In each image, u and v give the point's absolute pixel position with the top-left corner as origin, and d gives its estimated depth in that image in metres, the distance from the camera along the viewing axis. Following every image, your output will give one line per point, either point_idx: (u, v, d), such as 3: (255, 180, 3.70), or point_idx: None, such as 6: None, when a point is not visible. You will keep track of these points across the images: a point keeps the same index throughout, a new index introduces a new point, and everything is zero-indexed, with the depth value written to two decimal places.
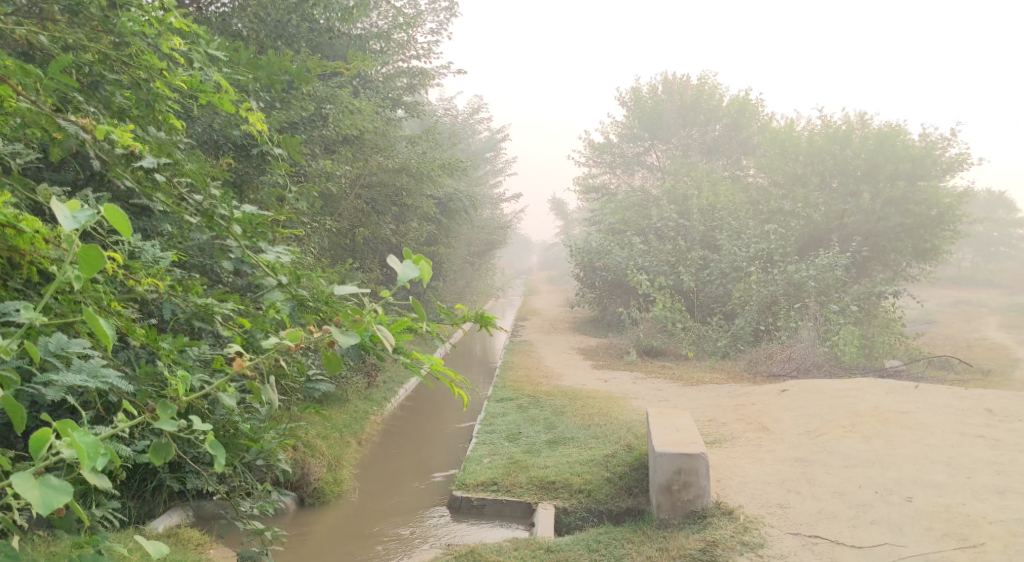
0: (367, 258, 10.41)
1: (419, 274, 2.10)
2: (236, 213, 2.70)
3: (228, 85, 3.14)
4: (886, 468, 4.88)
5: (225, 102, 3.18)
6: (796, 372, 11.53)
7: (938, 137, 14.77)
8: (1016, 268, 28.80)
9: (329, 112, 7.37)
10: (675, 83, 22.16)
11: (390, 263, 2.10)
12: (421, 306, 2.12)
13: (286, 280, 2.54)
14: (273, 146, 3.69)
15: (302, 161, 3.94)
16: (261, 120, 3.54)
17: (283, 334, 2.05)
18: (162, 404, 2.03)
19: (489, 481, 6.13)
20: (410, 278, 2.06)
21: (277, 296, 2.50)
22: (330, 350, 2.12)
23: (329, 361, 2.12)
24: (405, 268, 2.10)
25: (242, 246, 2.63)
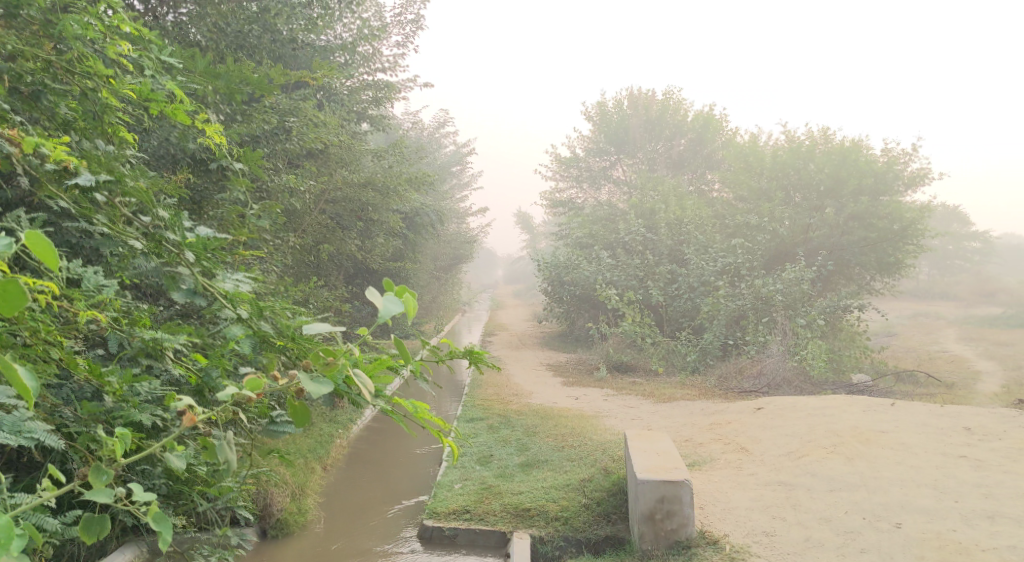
0: (331, 274, 10.11)
1: (403, 309, 2.00)
2: (188, 236, 2.46)
3: (182, 95, 2.90)
4: (872, 492, 4.77)
5: (178, 112, 2.94)
6: (767, 388, 11.48)
7: (900, 152, 14.90)
8: (971, 279, 29.39)
9: (292, 126, 7.10)
10: (640, 98, 22.24)
11: (372, 296, 2.00)
12: (402, 343, 2.00)
13: (246, 313, 2.32)
14: (233, 161, 3.44)
15: (263, 175, 3.72)
16: (220, 133, 3.31)
17: (242, 384, 1.86)
18: (97, 470, 1.90)
19: (461, 509, 5.87)
20: (392, 313, 1.96)
21: (235, 330, 2.28)
22: (296, 400, 1.96)
23: (296, 411, 1.96)
24: (387, 302, 2.00)
25: (196, 273, 2.41)
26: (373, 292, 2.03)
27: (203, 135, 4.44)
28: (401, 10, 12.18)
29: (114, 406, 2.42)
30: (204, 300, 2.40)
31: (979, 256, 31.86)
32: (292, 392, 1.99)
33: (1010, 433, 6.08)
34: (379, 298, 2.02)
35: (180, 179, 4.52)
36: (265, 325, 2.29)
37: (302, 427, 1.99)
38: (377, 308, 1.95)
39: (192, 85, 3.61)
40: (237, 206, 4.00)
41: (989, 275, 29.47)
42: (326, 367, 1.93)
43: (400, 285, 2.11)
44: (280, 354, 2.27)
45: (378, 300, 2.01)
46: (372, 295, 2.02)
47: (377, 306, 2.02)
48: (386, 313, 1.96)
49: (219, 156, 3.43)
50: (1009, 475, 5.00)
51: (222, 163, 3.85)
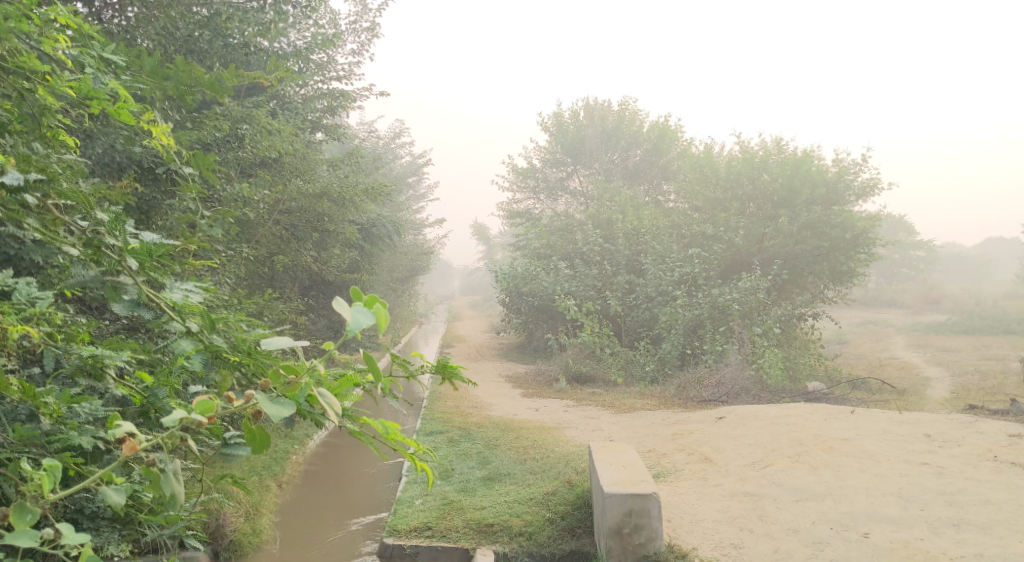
0: (285, 286, 9.87)
1: (374, 321, 1.88)
2: (131, 242, 2.29)
3: (127, 95, 2.74)
4: (838, 503, 4.89)
5: (122, 111, 2.76)
6: (725, 398, 11.57)
7: (850, 162, 15.21)
8: (916, 286, 30.29)
9: (245, 132, 6.89)
10: (596, 109, 22.39)
11: (339, 307, 1.87)
12: (373, 358, 1.87)
13: (198, 325, 2.16)
14: (183, 165, 3.25)
15: (217, 180, 3.48)
16: (168, 135, 3.15)
17: (192, 407, 1.74)
18: (20, 509, 1.75)
19: (423, 526, 5.70)
20: (361, 326, 1.84)
21: (184, 345, 2.12)
22: (254, 424, 1.84)
23: (254, 436, 1.84)
24: (356, 314, 1.87)
25: (140, 283, 2.25)
26: (339, 302, 1.90)
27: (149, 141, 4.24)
28: (356, 17, 12.02)
29: (52, 429, 2.23)
30: (149, 311, 2.24)
31: (923, 265, 33.00)
32: (248, 416, 1.87)
33: (967, 439, 6.31)
34: (347, 309, 1.89)
35: (127, 186, 4.33)
36: (215, 341, 2.13)
37: (260, 453, 1.87)
38: (345, 320, 1.83)
39: (138, 86, 3.46)
40: (188, 214, 3.81)
41: (933, 282, 30.37)
42: (288, 388, 1.80)
43: (370, 295, 1.98)
44: (235, 371, 2.11)
45: (345, 310, 1.88)
46: (340, 306, 1.90)
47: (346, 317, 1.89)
48: (353, 326, 1.83)
49: (167, 161, 3.27)
50: (969, 482, 5.22)
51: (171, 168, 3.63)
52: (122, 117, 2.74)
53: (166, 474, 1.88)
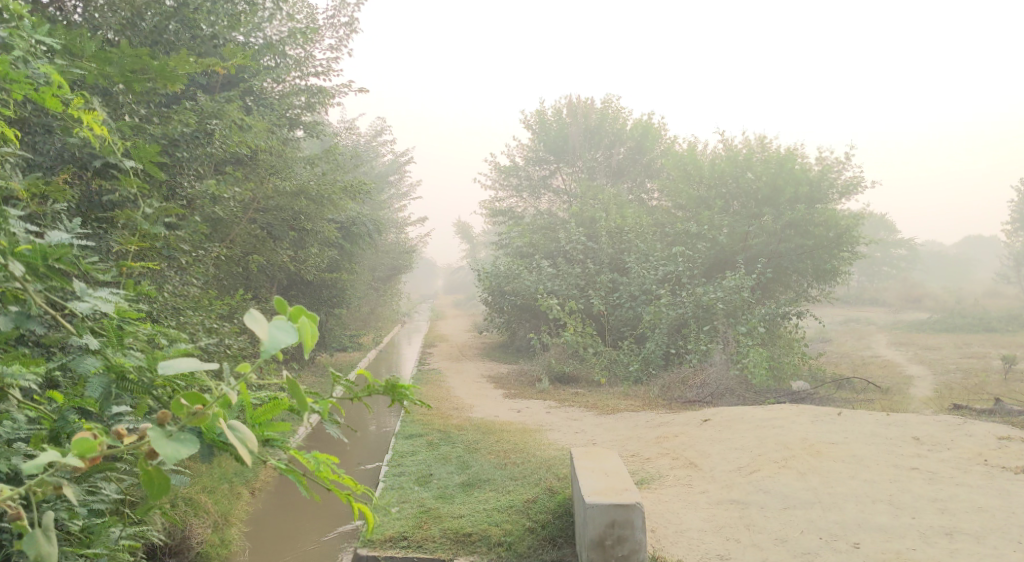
0: (261, 285, 9.59)
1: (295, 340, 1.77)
2: (24, 245, 2.11)
3: (61, 79, 2.54)
4: (827, 510, 4.76)
5: (48, 98, 2.56)
6: (710, 398, 11.42)
7: (834, 160, 15.16)
8: (896, 285, 30.37)
9: (214, 129, 6.22)
10: (579, 106, 22.25)
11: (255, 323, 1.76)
12: (297, 384, 1.85)
13: (108, 341, 2.17)
14: (123, 156, 3.06)
15: (161, 174, 3.22)
16: (100, 123, 2.96)
17: (73, 447, 1.70)
18: None
19: (398, 535, 5.46)
20: (280, 345, 1.73)
21: (91, 363, 2.07)
22: (150, 465, 1.77)
23: (151, 480, 1.76)
24: (274, 330, 1.76)
25: (37, 293, 2.11)
26: (254, 313, 1.79)
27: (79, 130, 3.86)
28: (334, 12, 11.75)
29: None
30: (41, 323, 2.14)
31: (903, 263, 33.20)
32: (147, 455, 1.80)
33: (957, 441, 6.22)
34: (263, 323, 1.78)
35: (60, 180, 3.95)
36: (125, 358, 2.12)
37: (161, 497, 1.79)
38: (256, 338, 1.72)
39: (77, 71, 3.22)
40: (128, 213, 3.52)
41: (914, 281, 30.53)
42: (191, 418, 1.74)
43: (294, 307, 1.87)
44: (149, 394, 2.05)
45: (260, 325, 1.77)
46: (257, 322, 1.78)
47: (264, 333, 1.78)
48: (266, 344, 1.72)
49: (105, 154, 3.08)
50: (961, 487, 5.12)
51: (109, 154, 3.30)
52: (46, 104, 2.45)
53: (35, 532, 1.76)
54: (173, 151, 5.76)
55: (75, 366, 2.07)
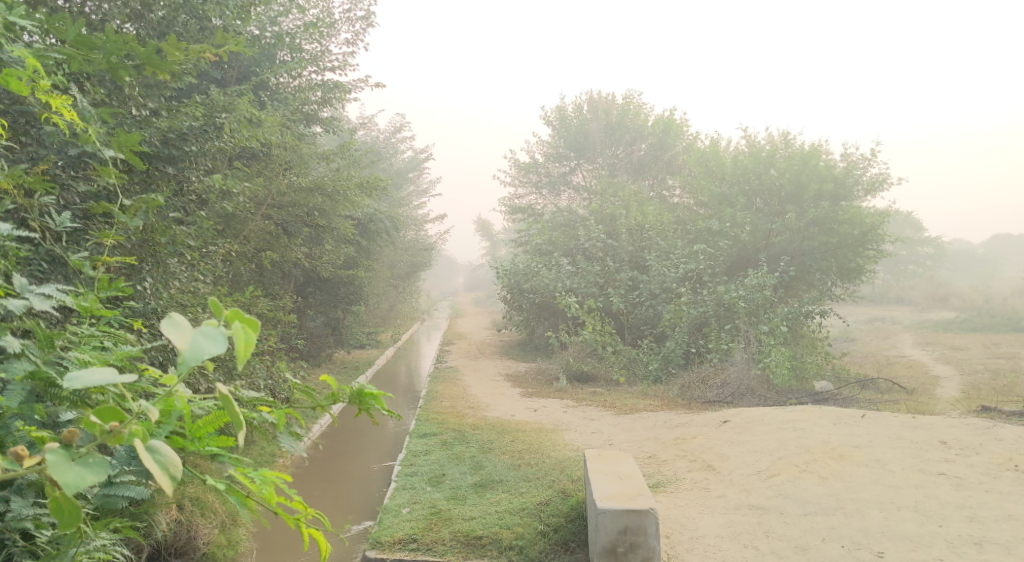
0: (274, 282, 9.54)
1: (224, 349, 2.06)
2: None
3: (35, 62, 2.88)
4: (850, 517, 4.58)
5: (13, 82, 2.79)
6: (730, 399, 11.19)
7: (859, 156, 14.85)
8: (924, 283, 29.73)
9: (223, 122, 6.13)
10: (600, 102, 22.05)
11: (182, 332, 2.04)
12: (226, 397, 2.14)
13: (35, 342, 2.60)
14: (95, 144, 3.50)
15: (139, 157, 3.70)
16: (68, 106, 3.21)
17: None
18: None
19: (407, 538, 5.35)
20: (199, 354, 2.02)
21: (19, 369, 2.48)
22: (58, 493, 2.09)
23: (59, 508, 2.08)
24: (200, 340, 2.04)
25: None
26: (177, 319, 2.05)
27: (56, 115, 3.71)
28: (351, 6, 11.65)
29: None
30: None
31: (930, 262, 32.67)
32: (52, 485, 2.12)
33: (987, 446, 5.99)
34: (188, 329, 2.06)
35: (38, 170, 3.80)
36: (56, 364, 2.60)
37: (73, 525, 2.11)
38: (177, 346, 2.00)
39: (51, 54, 3.42)
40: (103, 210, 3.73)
41: (941, 279, 29.96)
42: (108, 437, 2.11)
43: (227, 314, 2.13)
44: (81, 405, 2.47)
45: (186, 332, 2.05)
46: (188, 330, 2.06)
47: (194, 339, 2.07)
48: (188, 353, 2.01)
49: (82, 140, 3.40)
50: (990, 494, 4.91)
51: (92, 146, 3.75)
52: (12, 83, 2.77)
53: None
54: (181, 145, 5.68)
55: (6, 371, 2.47)
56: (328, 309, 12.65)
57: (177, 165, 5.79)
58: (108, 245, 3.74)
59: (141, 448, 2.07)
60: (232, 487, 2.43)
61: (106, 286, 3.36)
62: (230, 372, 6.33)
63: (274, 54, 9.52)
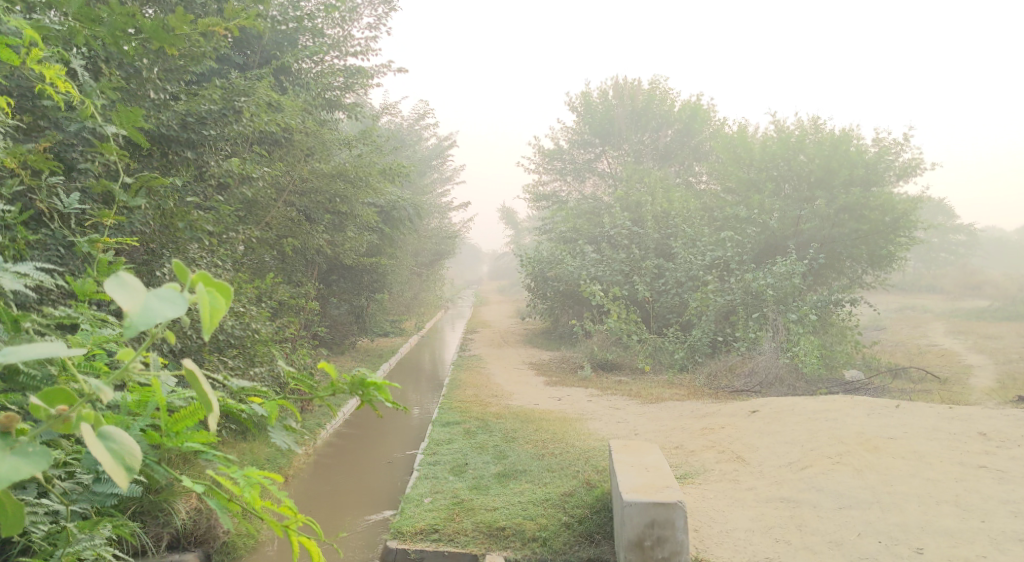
0: (297, 268, 9.49)
1: (184, 313, 1.71)
2: None
3: (32, 33, 2.86)
4: (887, 511, 4.40)
5: (5, 52, 2.71)
6: (759, 388, 10.96)
7: (891, 141, 14.48)
8: (957, 271, 29.12)
9: (243, 106, 5.94)
10: (625, 88, 21.71)
11: (129, 296, 1.67)
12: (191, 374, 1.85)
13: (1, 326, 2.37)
14: (96, 118, 3.51)
15: (141, 132, 3.72)
16: (63, 78, 3.20)
17: None
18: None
19: (429, 528, 5.25)
20: (153, 321, 1.66)
21: None
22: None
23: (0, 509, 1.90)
24: (156, 303, 1.69)
25: None
26: (124, 278, 1.70)
27: (58, 89, 3.59)
28: None
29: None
30: None
31: (962, 249, 32.00)
32: None
33: None
34: (141, 290, 1.72)
35: (41, 147, 3.71)
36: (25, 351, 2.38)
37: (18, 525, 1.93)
38: (123, 309, 1.65)
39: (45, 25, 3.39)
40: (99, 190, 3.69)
41: (974, 267, 29.36)
42: (55, 422, 1.86)
43: (193, 275, 1.77)
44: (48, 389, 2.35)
45: (137, 294, 1.71)
46: (138, 293, 1.71)
47: (143, 303, 1.70)
48: (136, 313, 1.66)
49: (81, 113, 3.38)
50: None
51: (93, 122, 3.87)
52: (4, 52, 2.73)
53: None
54: (200, 129, 5.60)
55: None
56: (352, 297, 12.62)
57: (196, 149, 5.71)
58: (110, 225, 3.68)
59: (89, 438, 1.83)
60: (213, 488, 2.41)
61: (108, 268, 3.24)
62: (251, 357, 6.32)
63: (295, 39, 9.43)
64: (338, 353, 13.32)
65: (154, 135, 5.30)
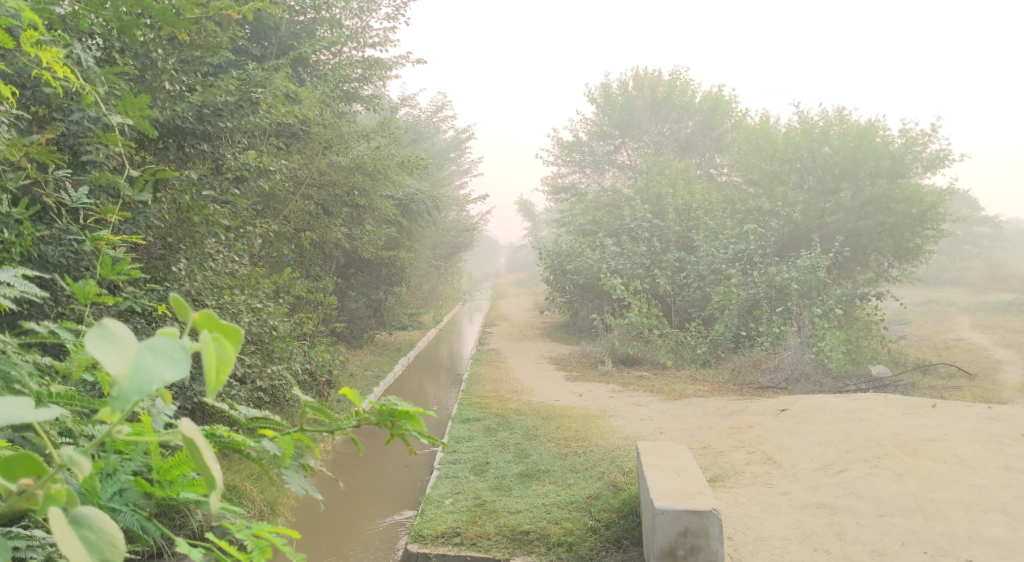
0: (315, 262, 9.38)
1: (188, 372, 1.38)
2: None
3: (31, 15, 2.68)
4: (933, 519, 4.19)
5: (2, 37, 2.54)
6: (784, 384, 10.69)
7: (918, 132, 14.14)
8: (982, 264, 28.57)
9: (260, 97, 5.76)
10: (646, 79, 21.40)
11: (117, 355, 1.35)
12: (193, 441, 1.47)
13: None
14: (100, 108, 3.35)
15: (148, 120, 3.57)
16: (64, 62, 3.04)
17: None
18: None
19: (451, 531, 5.10)
20: (156, 383, 1.34)
21: None
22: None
23: None
24: (154, 363, 1.37)
25: None
26: (113, 331, 1.38)
27: (61, 77, 3.45)
28: None
29: None
30: None
31: (988, 242, 31.37)
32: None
33: None
34: (132, 344, 1.39)
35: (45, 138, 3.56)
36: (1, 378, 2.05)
37: None
38: (111, 370, 1.33)
39: (50, 9, 3.24)
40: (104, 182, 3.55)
41: (1000, 260, 28.79)
42: (18, 500, 1.55)
43: (200, 321, 1.46)
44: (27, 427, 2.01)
45: (128, 347, 1.38)
46: (130, 349, 1.38)
47: (135, 360, 1.36)
48: (127, 373, 1.34)
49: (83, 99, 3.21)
50: None
51: (96, 112, 3.70)
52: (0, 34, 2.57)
53: None
54: (217, 121, 5.42)
55: None
56: (371, 290, 12.52)
57: (212, 142, 5.56)
58: (115, 222, 3.53)
59: (60, 525, 1.50)
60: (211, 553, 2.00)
61: (110, 269, 3.10)
62: (269, 354, 6.20)
63: (313, 29, 9.32)
64: (357, 348, 13.22)
65: (168, 128, 5.17)
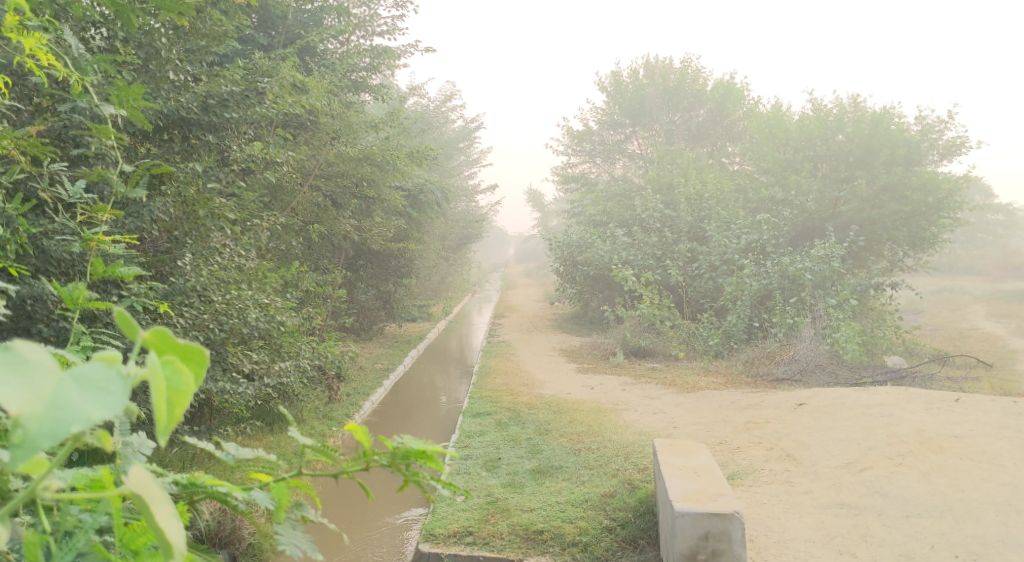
0: (322, 254, 9.28)
1: (123, 406, 1.17)
2: None
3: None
4: (962, 521, 4.05)
5: None
6: (800, 375, 10.51)
7: (935, 119, 13.88)
8: (997, 253, 28.20)
9: (266, 86, 5.61)
10: (656, 67, 21.10)
11: (31, 391, 1.14)
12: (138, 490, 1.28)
13: None
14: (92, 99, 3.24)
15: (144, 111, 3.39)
16: (47, 48, 2.90)
17: None
18: None
19: (463, 531, 4.99)
20: (79, 422, 1.12)
21: None
22: None
23: None
24: (80, 398, 1.15)
25: None
26: (25, 362, 1.16)
27: (53, 68, 3.32)
28: None
29: None
30: None
31: (1002, 229, 30.95)
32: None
33: None
34: (52, 373, 1.18)
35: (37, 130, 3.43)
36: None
37: None
38: (23, 410, 1.12)
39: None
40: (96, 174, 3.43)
41: (1016, 248, 28.40)
42: None
43: (147, 345, 1.26)
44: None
45: (47, 377, 1.17)
46: (50, 381, 1.16)
47: (57, 394, 1.15)
48: (48, 403, 1.13)
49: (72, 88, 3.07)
50: None
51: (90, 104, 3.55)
52: None
53: None
54: (222, 112, 5.25)
55: None
56: (380, 282, 12.41)
57: (218, 134, 5.40)
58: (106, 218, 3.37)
59: None
60: None
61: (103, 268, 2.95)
62: (276, 350, 6.10)
63: (320, 18, 9.19)
64: (367, 340, 13.14)
65: (174, 120, 5.05)
